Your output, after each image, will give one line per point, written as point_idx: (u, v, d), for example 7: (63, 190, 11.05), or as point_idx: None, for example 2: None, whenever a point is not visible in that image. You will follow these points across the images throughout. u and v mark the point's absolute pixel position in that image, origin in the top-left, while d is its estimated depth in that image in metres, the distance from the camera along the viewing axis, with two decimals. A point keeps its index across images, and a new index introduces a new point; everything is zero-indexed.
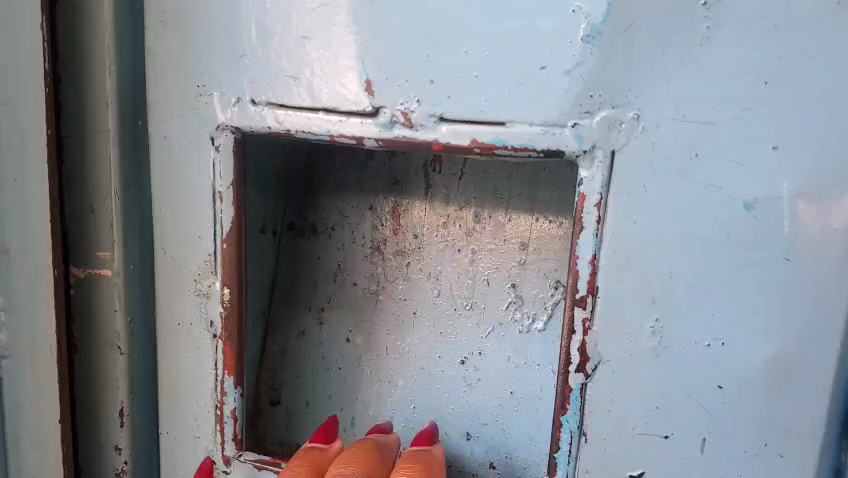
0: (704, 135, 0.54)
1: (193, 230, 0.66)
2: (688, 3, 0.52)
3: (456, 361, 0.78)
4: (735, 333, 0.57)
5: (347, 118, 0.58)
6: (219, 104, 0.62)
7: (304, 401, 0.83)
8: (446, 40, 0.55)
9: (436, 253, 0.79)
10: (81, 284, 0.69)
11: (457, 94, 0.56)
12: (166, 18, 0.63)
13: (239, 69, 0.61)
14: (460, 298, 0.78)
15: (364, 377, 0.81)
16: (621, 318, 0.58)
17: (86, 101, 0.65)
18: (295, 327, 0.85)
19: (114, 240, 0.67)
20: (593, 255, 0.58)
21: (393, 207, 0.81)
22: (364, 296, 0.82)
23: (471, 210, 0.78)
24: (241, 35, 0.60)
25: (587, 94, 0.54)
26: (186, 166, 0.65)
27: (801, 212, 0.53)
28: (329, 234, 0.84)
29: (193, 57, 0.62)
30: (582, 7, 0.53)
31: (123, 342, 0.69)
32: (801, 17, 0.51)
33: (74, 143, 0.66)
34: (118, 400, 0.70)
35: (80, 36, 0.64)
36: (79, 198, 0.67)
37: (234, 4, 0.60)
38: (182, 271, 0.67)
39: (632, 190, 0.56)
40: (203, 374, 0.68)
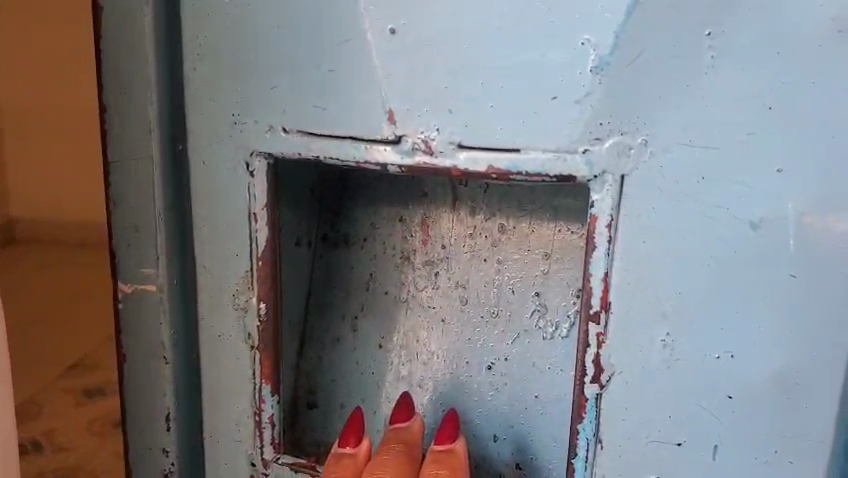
0: (711, 159, 0.56)
1: (231, 248, 0.70)
2: (694, 33, 0.54)
3: (483, 367, 0.81)
4: (744, 346, 0.59)
5: (372, 145, 0.61)
6: (253, 132, 0.66)
7: (339, 404, 0.86)
8: (463, 71, 0.58)
9: (463, 263, 0.82)
10: (129, 298, 0.74)
11: (474, 123, 0.59)
12: (202, 50, 0.66)
13: (271, 100, 0.64)
14: (486, 306, 0.81)
15: (395, 380, 0.85)
16: (633, 332, 0.61)
17: (129, 129, 0.70)
18: (329, 335, 0.87)
19: (159, 257, 0.72)
20: (605, 272, 0.60)
21: (422, 219, 0.83)
22: (396, 303, 0.85)
23: (497, 222, 0.80)
24: (271, 68, 0.63)
25: (597, 121, 0.57)
26: (223, 190, 0.68)
27: (806, 231, 0.56)
28: (361, 245, 0.86)
29: (227, 88, 0.66)
30: (591, 39, 0.55)
31: (169, 352, 0.74)
32: (803, 45, 0.54)
33: (119, 168, 0.71)
34: (164, 406, 0.75)
35: (123, 68, 0.69)
36: (125, 219, 0.72)
37: (263, 37, 0.63)
38: (221, 287, 0.71)
39: (641, 210, 0.58)
40: (242, 382, 0.73)
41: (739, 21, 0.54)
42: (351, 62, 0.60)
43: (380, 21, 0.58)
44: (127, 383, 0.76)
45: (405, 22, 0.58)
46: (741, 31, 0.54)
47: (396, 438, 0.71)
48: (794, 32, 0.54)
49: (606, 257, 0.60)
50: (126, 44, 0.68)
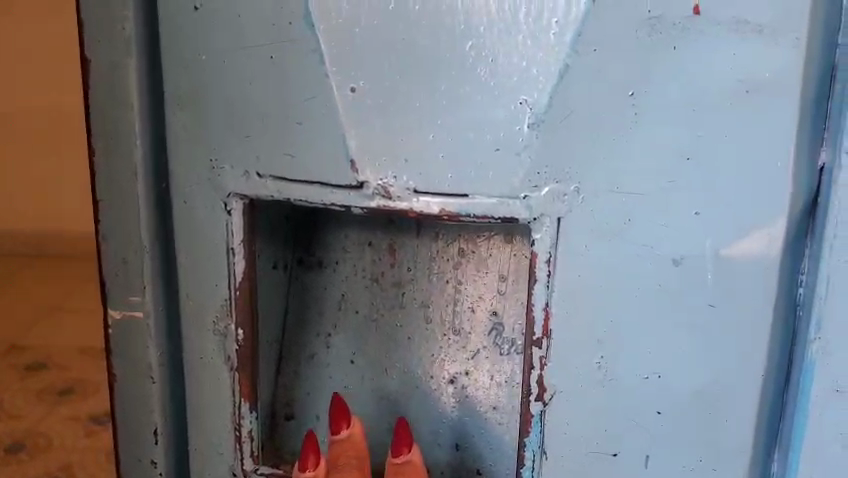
0: (636, 204, 0.64)
1: (210, 279, 0.76)
2: (619, 93, 0.61)
3: (445, 380, 0.89)
4: (670, 367, 0.67)
5: (336, 190, 0.68)
6: (229, 176, 0.72)
7: (314, 416, 0.93)
8: (416, 126, 0.64)
9: (427, 284, 0.89)
10: (118, 323, 0.80)
11: (427, 171, 0.65)
12: (182, 101, 0.72)
13: (245, 148, 0.70)
14: (449, 325, 0.88)
15: (367, 394, 0.92)
16: (573, 355, 0.68)
17: (116, 170, 0.76)
18: (305, 351, 0.93)
19: (145, 286, 0.78)
20: (545, 303, 0.67)
21: (390, 244, 0.89)
22: (366, 322, 0.92)
23: (457, 245, 0.87)
24: (244, 119, 0.69)
25: (536, 171, 0.64)
26: (202, 225, 0.74)
27: (721, 264, 0.64)
28: (333, 267, 0.92)
29: (204, 136, 0.72)
30: (527, 100, 0.62)
31: (155, 372, 0.81)
32: (715, 103, 0.61)
33: (108, 205, 0.78)
34: (152, 422, 0.82)
35: (111, 115, 0.75)
36: (114, 251, 0.79)
37: (237, 91, 0.69)
38: (202, 314, 0.77)
39: (576, 248, 0.65)
40: (222, 400, 0.79)
41: (658, 83, 0.61)
42: (316, 117, 0.66)
43: (341, 81, 0.65)
44: (117, 400, 0.83)
45: (363, 82, 0.64)
46: (661, 91, 0.61)
47: (350, 454, 0.77)
48: (706, 92, 0.61)
49: (546, 290, 0.67)
50: (113, 94, 0.74)
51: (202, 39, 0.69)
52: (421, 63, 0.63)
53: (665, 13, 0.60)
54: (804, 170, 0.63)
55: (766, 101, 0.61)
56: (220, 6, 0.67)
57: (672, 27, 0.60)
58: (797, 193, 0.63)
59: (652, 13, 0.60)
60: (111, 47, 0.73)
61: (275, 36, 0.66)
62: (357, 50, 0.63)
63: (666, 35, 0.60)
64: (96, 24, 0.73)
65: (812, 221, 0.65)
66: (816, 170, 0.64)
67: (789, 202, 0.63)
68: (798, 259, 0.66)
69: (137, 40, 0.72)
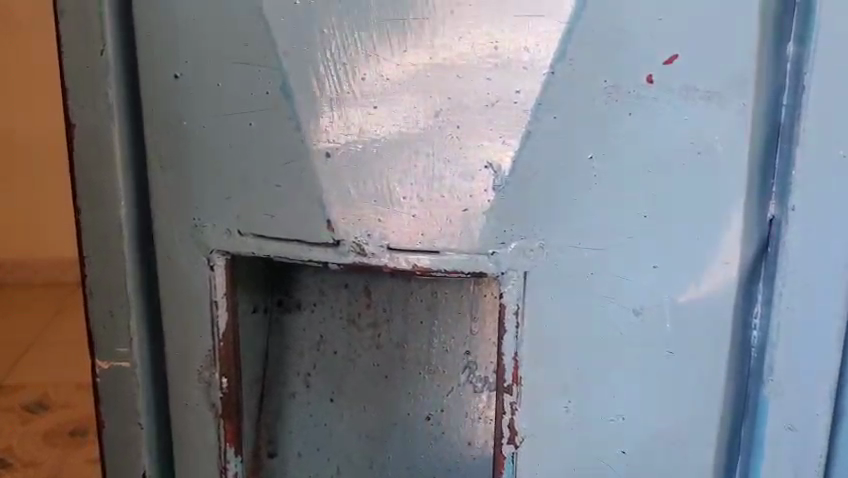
0: (598, 259, 0.68)
1: (194, 330, 0.78)
2: (578, 155, 0.66)
3: (422, 417, 0.94)
4: (632, 410, 0.71)
5: (314, 246, 0.71)
6: (212, 234, 0.75)
7: (296, 452, 0.96)
8: (389, 188, 0.68)
9: (402, 325, 0.92)
10: (106, 373, 0.83)
11: (400, 230, 0.69)
12: (165, 163, 0.75)
13: (226, 208, 0.73)
14: (425, 364, 0.92)
15: (346, 431, 0.95)
16: (542, 400, 0.72)
17: (101, 227, 0.79)
18: (285, 390, 0.95)
19: (131, 337, 0.81)
20: (515, 351, 0.70)
21: (366, 289, 0.91)
22: (345, 363, 0.94)
23: (431, 289, 0.89)
24: (225, 180, 0.72)
25: (502, 228, 0.68)
26: (186, 280, 0.77)
27: (678, 312, 0.69)
28: (311, 309, 0.93)
29: (187, 195, 0.75)
30: (493, 162, 0.66)
31: (143, 418, 0.84)
32: (670, 165, 0.66)
33: (94, 261, 0.80)
34: (140, 466, 0.85)
35: (95, 176, 0.78)
36: (101, 304, 0.81)
37: (218, 155, 0.72)
38: (186, 364, 0.80)
39: (543, 300, 0.69)
40: (207, 446, 0.82)
41: (616, 147, 0.65)
42: (293, 181, 0.70)
43: (317, 146, 0.68)
44: (106, 445, 0.86)
45: (338, 147, 0.68)
46: (618, 155, 0.66)
47: None
48: (660, 155, 0.65)
49: (514, 340, 0.70)
50: (97, 156, 0.77)
51: (184, 106, 0.72)
52: (392, 129, 0.66)
53: (621, 82, 0.64)
54: (753, 223, 0.68)
55: (715, 163, 0.66)
56: (201, 75, 0.70)
57: (627, 95, 0.64)
58: (747, 245, 0.68)
59: (607, 83, 0.64)
60: (95, 112, 0.76)
61: (253, 105, 0.69)
62: (332, 118, 0.67)
63: (622, 103, 0.64)
64: (79, 89, 0.75)
65: (764, 267, 0.70)
66: (766, 221, 0.68)
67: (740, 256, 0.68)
68: (752, 303, 0.70)
69: (122, 104, 0.76)
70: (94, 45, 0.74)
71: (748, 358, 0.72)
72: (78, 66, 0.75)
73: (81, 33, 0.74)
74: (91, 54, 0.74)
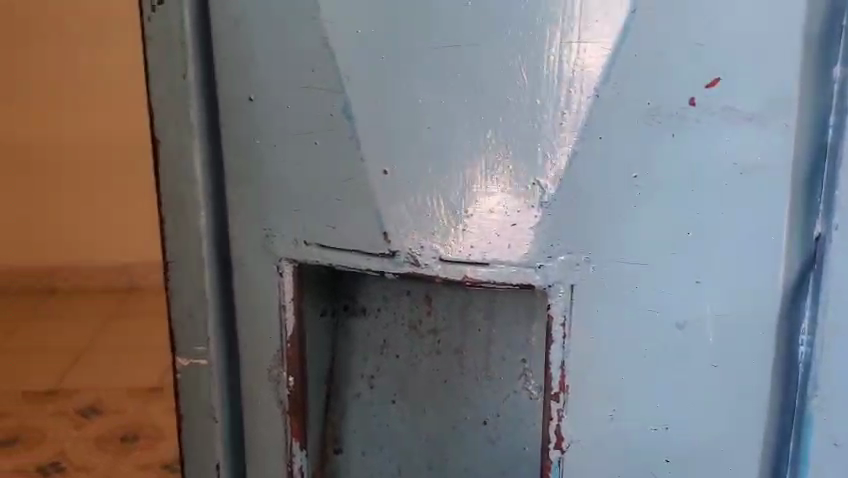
0: (642, 274, 0.71)
1: (264, 332, 0.85)
2: (623, 174, 0.69)
3: (478, 421, 0.98)
4: (677, 420, 0.74)
5: (372, 257, 0.76)
6: (281, 243, 0.81)
7: (360, 451, 1.00)
8: (442, 203, 0.72)
9: (461, 332, 0.96)
10: (185, 369, 0.90)
11: (452, 242, 0.73)
12: (240, 179, 0.81)
13: (293, 220, 0.79)
14: (482, 371, 0.96)
15: (408, 432, 0.99)
16: (588, 408, 0.74)
17: (183, 235, 0.86)
18: (350, 391, 0.99)
19: (209, 337, 0.88)
20: (562, 361, 0.73)
21: (428, 296, 0.95)
22: (407, 366, 0.98)
23: (489, 298, 0.94)
24: (293, 194, 0.78)
25: (549, 243, 0.71)
26: (257, 285, 0.83)
27: (721, 326, 0.71)
28: (376, 313, 0.97)
29: (260, 207, 0.81)
30: (541, 181, 0.69)
31: (218, 412, 0.91)
32: (713, 185, 0.68)
33: (176, 265, 0.87)
34: (214, 457, 0.92)
35: (178, 189, 0.85)
36: (182, 306, 0.88)
37: (287, 171, 0.78)
38: (258, 363, 0.86)
39: (589, 313, 0.72)
40: (274, 440, 0.88)
41: (659, 166, 0.68)
42: (354, 196, 0.75)
43: (376, 164, 0.73)
44: (185, 436, 0.93)
45: (395, 165, 0.72)
46: (661, 175, 0.68)
47: None
48: (702, 174, 0.68)
49: (562, 349, 0.73)
50: (179, 171, 0.84)
51: (257, 126, 0.78)
52: (445, 148, 0.71)
53: (662, 104, 0.67)
54: (797, 241, 0.70)
55: (758, 183, 0.68)
56: (272, 98, 0.76)
57: (668, 117, 0.67)
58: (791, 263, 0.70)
59: (650, 103, 0.67)
60: (178, 130, 0.83)
61: (318, 125, 0.75)
62: (389, 137, 0.72)
63: (664, 124, 0.67)
64: (163, 110, 0.82)
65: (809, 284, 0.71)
66: (812, 238, 0.70)
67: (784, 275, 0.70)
68: (798, 319, 0.72)
69: (201, 124, 0.82)
70: (177, 70, 0.81)
71: (794, 373, 0.73)
72: (162, 89, 0.82)
73: (166, 59, 0.81)
74: (175, 79, 0.81)
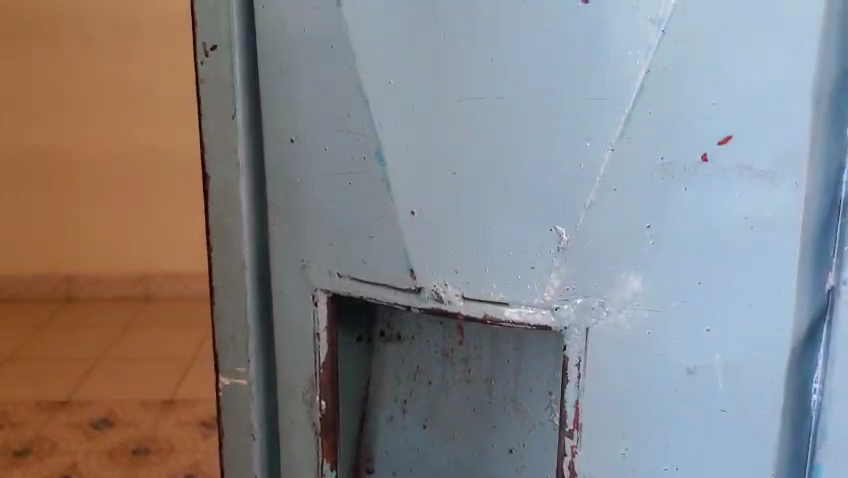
0: (654, 319, 0.74)
1: (300, 357, 0.90)
2: (636, 224, 0.72)
3: (505, 450, 1.00)
4: (687, 461, 0.77)
5: (399, 292, 0.80)
6: (317, 274, 0.85)
7: (391, 471, 1.06)
8: (465, 244, 0.75)
9: (490, 361, 0.97)
10: (227, 388, 0.96)
11: (474, 281, 0.76)
12: (282, 213, 0.87)
13: (329, 253, 0.84)
14: (509, 399, 0.98)
15: (437, 456, 1.04)
16: (601, 446, 0.78)
17: (228, 263, 0.92)
18: (383, 413, 1.05)
19: (249, 359, 0.94)
20: (576, 399, 0.77)
21: (460, 326, 0.98)
22: (438, 393, 1.01)
23: (519, 331, 0.94)
24: (329, 229, 0.83)
25: (566, 286, 0.74)
26: (295, 313, 0.89)
27: (730, 372, 0.75)
28: (411, 341, 1.01)
29: (299, 240, 0.86)
30: (560, 228, 0.73)
31: (255, 430, 0.96)
32: (725, 238, 0.72)
33: (221, 291, 0.93)
34: (252, 471, 0.98)
35: (225, 220, 0.91)
36: (225, 329, 0.94)
37: (324, 209, 0.83)
38: (293, 386, 0.92)
39: (603, 355, 0.75)
40: (307, 459, 0.93)
41: (671, 219, 0.72)
42: (383, 234, 0.79)
43: (403, 205, 0.77)
44: (225, 450, 0.98)
45: (422, 207, 0.76)
46: (674, 226, 0.72)
47: None
48: (713, 227, 0.71)
49: (576, 390, 0.77)
50: (226, 204, 0.90)
51: (299, 165, 0.84)
52: (468, 193, 0.74)
53: (676, 159, 0.70)
54: (812, 290, 0.74)
55: (767, 236, 0.71)
56: (313, 140, 0.81)
57: (683, 170, 0.70)
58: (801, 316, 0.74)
59: (663, 160, 0.70)
60: (227, 167, 0.89)
61: (352, 167, 0.79)
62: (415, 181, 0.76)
63: (677, 178, 0.71)
64: (214, 147, 0.89)
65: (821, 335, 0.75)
66: (825, 289, 0.73)
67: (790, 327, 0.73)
68: (811, 368, 0.76)
69: (248, 161, 0.89)
70: (227, 110, 0.87)
71: (807, 419, 0.77)
72: (214, 128, 0.88)
73: (218, 100, 0.87)
74: (225, 120, 0.87)
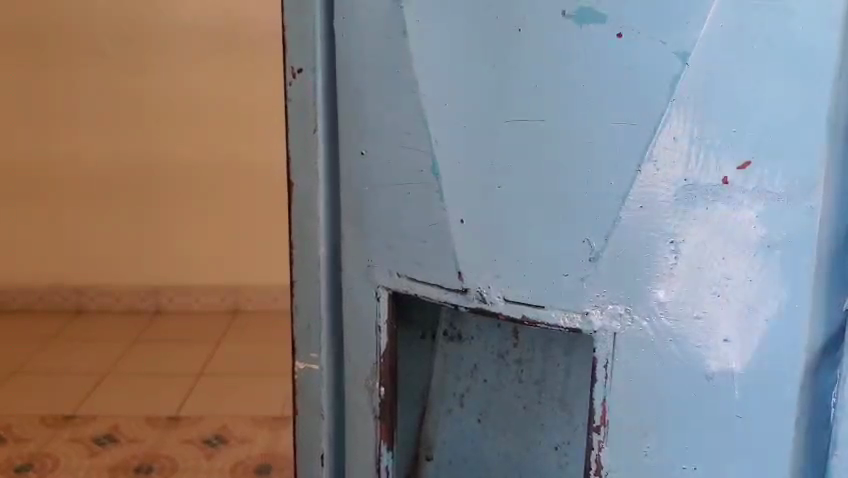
0: (676, 327, 0.81)
1: (364, 346, 0.97)
2: (661, 240, 0.79)
3: (551, 447, 1.05)
4: (703, 461, 0.85)
5: (446, 292, 0.88)
6: (380, 273, 0.93)
7: (447, 460, 1.13)
8: (507, 251, 0.83)
9: (541, 365, 1.03)
10: (302, 372, 1.05)
11: (514, 285, 0.84)
12: (351, 217, 0.95)
13: (391, 254, 0.92)
14: (556, 400, 1.03)
15: (490, 449, 1.10)
16: (626, 442, 0.85)
17: (307, 260, 1.01)
18: (443, 406, 1.11)
19: (321, 346, 1.02)
20: (604, 399, 0.84)
21: (515, 329, 1.04)
22: (492, 391, 1.07)
23: (573, 337, 0.99)
24: (393, 231, 0.91)
25: (596, 293, 0.81)
26: (358, 308, 0.96)
27: (746, 379, 0.82)
28: (470, 342, 1.06)
29: (365, 242, 0.94)
30: (591, 239, 0.80)
31: (325, 411, 1.04)
32: (740, 254, 0.80)
33: (300, 285, 1.02)
34: (320, 449, 1.05)
35: (307, 221, 1.00)
36: (303, 318, 1.03)
37: (392, 211, 0.90)
38: (357, 371, 0.98)
39: (628, 357, 0.83)
40: (366, 439, 0.99)
41: (693, 235, 0.79)
42: (439, 238, 0.86)
43: (456, 212, 0.84)
44: (299, 429, 1.07)
45: (471, 214, 0.84)
46: (696, 243, 0.79)
47: None
48: (732, 245, 0.79)
49: (604, 388, 0.84)
50: (307, 207, 0.99)
51: (367, 174, 0.92)
52: (509, 205, 0.82)
53: (698, 181, 0.78)
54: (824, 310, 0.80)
55: (775, 254, 0.80)
56: (382, 151, 0.89)
57: (704, 191, 0.78)
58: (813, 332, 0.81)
59: (686, 180, 0.78)
60: (308, 175, 0.98)
61: (414, 178, 0.87)
62: (466, 192, 0.83)
63: (699, 199, 0.78)
64: (298, 158, 0.99)
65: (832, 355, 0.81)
66: (840, 308, 0.80)
67: (805, 341, 0.81)
68: (826, 380, 0.81)
69: (325, 171, 0.98)
70: (309, 126, 0.97)
71: (820, 430, 0.83)
72: (299, 140, 0.98)
73: (302, 116, 0.97)
74: (307, 134, 0.97)
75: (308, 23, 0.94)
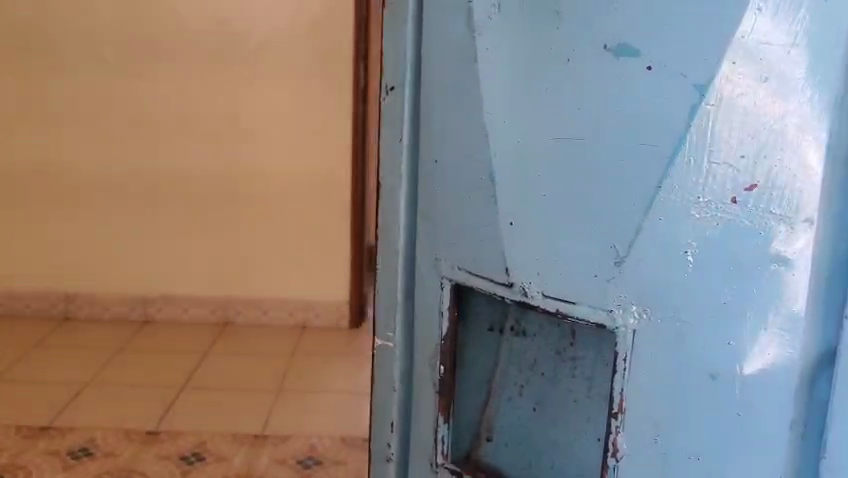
0: (685, 328, 0.91)
1: (429, 327, 1.13)
2: (673, 249, 0.90)
3: (594, 438, 1.09)
4: (710, 451, 0.93)
5: (495, 285, 1.02)
6: (446, 267, 1.09)
7: (504, 443, 1.18)
8: (549, 252, 0.97)
9: (593, 363, 1.07)
10: (379, 347, 1.22)
11: (553, 282, 0.97)
12: (424, 214, 1.12)
13: (456, 249, 1.07)
14: (601, 396, 1.07)
15: (541, 436, 1.15)
16: (641, 429, 0.96)
17: (388, 249, 1.19)
18: (504, 394, 1.17)
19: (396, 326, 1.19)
20: (622, 388, 0.97)
21: (573, 330, 1.08)
22: (548, 384, 1.12)
23: None
24: (460, 229, 1.05)
25: (620, 293, 0.93)
26: (425, 292, 1.13)
27: (745, 381, 0.90)
28: (531, 338, 1.12)
29: (434, 238, 1.11)
30: (618, 245, 0.92)
31: (396, 383, 1.21)
32: (742, 266, 0.88)
33: (383, 270, 1.20)
34: (392, 416, 1.22)
35: (390, 214, 1.18)
36: (383, 301, 1.21)
37: (461, 212, 1.05)
38: (425, 351, 1.15)
39: (645, 351, 0.94)
40: (429, 410, 1.16)
41: (702, 247, 0.89)
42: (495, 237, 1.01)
43: (508, 215, 0.99)
44: (376, 396, 1.25)
45: (522, 218, 0.98)
46: (706, 253, 0.89)
47: None
48: (737, 258, 0.88)
49: (623, 379, 0.96)
50: (391, 204, 1.17)
51: (438, 179, 1.08)
52: (550, 213, 0.96)
53: (710, 197, 0.88)
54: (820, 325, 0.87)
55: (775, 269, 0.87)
56: (452, 159, 1.05)
57: (715, 207, 0.88)
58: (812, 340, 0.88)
59: (699, 198, 0.88)
60: (391, 175, 1.17)
61: (476, 183, 1.02)
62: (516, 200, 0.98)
63: (710, 215, 0.89)
64: (387, 161, 1.17)
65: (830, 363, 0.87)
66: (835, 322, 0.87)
67: (799, 349, 0.88)
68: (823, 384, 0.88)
69: (405, 171, 1.14)
70: (396, 135, 1.15)
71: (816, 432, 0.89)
72: (389, 145, 1.17)
73: (393, 125, 1.15)
74: (394, 140, 1.15)
75: (401, 46, 1.13)
